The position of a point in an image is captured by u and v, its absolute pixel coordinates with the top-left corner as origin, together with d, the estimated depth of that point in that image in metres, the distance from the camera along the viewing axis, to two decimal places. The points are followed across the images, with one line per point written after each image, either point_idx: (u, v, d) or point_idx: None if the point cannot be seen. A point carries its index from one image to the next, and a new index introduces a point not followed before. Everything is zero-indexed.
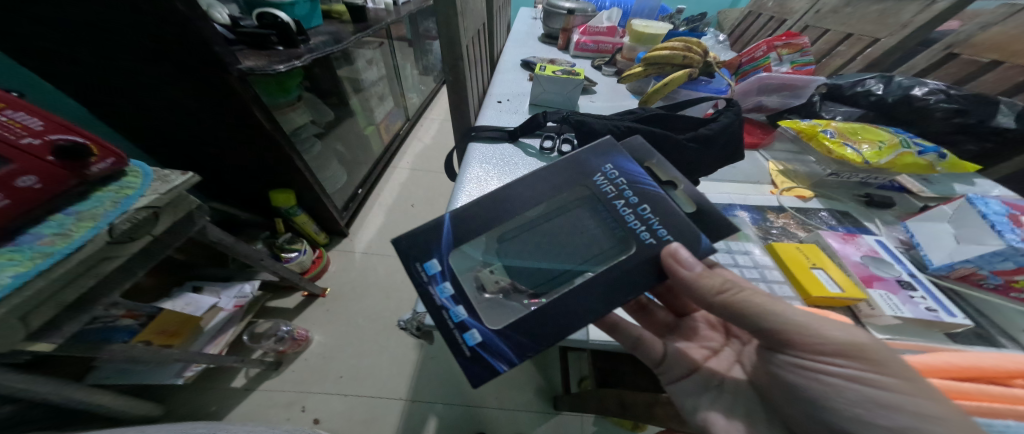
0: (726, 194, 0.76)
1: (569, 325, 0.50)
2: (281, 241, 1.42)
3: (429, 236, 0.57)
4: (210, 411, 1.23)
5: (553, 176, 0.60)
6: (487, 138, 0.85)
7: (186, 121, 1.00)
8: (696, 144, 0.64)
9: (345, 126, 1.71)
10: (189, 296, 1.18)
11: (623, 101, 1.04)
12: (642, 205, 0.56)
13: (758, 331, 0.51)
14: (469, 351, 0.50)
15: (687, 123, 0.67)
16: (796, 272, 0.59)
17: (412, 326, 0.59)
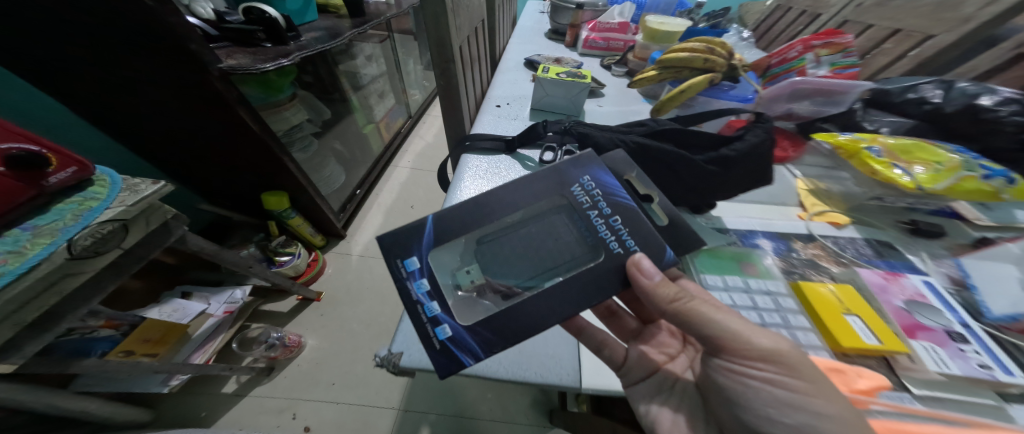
0: (747, 218, 0.67)
1: (536, 325, 0.46)
2: (275, 244, 1.35)
3: (408, 241, 0.51)
4: (202, 417, 1.20)
5: (529, 179, 0.54)
6: (482, 149, 0.77)
7: (167, 122, 0.93)
8: (716, 166, 0.55)
9: (343, 125, 1.65)
10: (176, 302, 1.14)
11: (633, 105, 0.95)
12: (615, 215, 0.51)
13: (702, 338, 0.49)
14: (438, 343, 0.45)
15: (708, 140, 0.58)
16: (825, 318, 0.50)
17: (387, 365, 0.50)
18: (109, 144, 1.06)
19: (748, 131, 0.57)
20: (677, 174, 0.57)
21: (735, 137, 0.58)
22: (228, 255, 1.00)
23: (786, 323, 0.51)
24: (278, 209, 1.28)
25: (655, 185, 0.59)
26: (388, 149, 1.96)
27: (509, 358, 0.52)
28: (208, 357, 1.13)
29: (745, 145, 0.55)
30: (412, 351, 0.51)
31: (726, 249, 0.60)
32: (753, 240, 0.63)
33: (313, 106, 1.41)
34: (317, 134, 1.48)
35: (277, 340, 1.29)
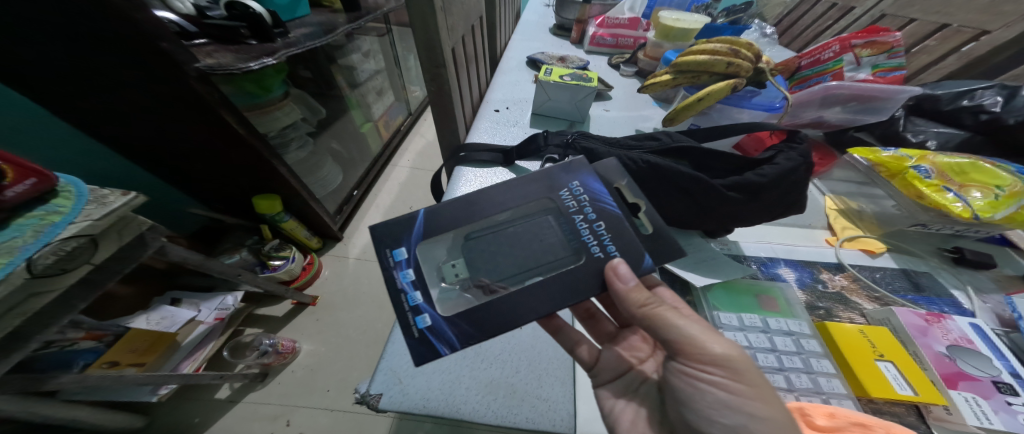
0: (768, 243, 0.60)
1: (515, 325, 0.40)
2: (268, 248, 1.27)
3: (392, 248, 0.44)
4: (195, 423, 1.11)
5: (516, 177, 0.49)
6: (478, 161, 0.70)
7: (149, 128, 0.86)
8: (738, 193, 0.48)
9: (339, 125, 1.59)
10: (162, 308, 1.05)
11: (642, 110, 0.88)
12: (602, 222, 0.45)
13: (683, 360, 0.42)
14: (418, 332, 0.40)
15: (730, 162, 0.51)
16: (853, 363, 0.42)
17: (365, 400, 0.41)
18: (94, 149, 0.96)
19: (778, 153, 0.50)
20: (694, 200, 0.50)
21: (763, 159, 0.50)
22: (215, 265, 0.94)
23: (806, 367, 0.42)
24: (269, 213, 1.19)
25: (667, 210, 0.52)
26: (387, 147, 1.89)
27: (478, 394, 0.42)
28: (197, 366, 1.07)
29: (774, 170, 0.47)
30: (394, 392, 0.41)
31: (736, 281, 0.50)
32: (777, 275, 0.55)
33: (308, 105, 1.35)
34: (312, 133, 1.43)
35: (269, 347, 1.19)
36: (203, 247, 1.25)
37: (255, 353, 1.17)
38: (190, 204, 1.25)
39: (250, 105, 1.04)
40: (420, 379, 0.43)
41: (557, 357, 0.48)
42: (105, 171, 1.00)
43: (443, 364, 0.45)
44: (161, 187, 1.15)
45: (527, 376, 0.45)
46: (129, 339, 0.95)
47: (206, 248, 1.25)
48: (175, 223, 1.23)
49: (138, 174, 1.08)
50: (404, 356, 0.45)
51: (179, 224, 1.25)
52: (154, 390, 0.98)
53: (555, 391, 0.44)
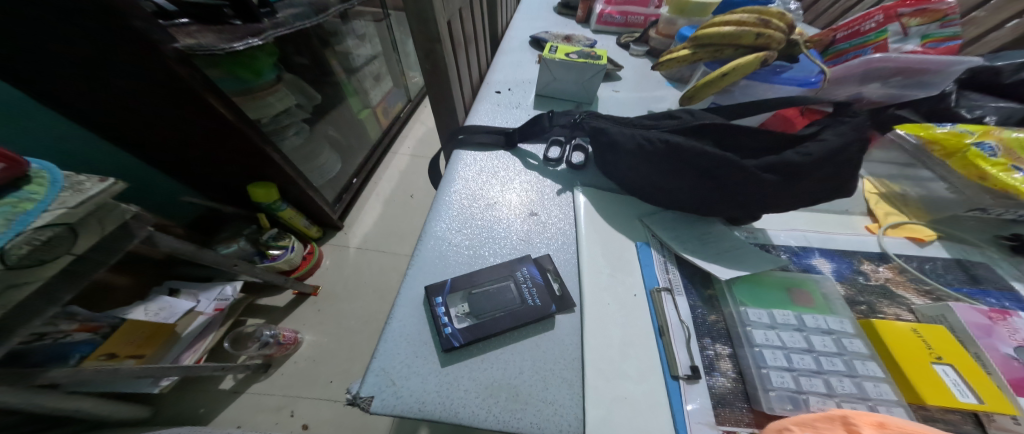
0: (798, 231, 0.46)
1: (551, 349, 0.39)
2: (267, 237, 1.22)
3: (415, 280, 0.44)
4: (200, 414, 1.03)
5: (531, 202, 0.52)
6: (479, 144, 0.65)
7: (135, 119, 0.82)
8: (775, 175, 0.42)
9: (336, 112, 1.54)
10: (164, 300, 1.03)
11: (654, 91, 0.82)
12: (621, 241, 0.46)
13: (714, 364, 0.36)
14: (444, 336, 0.39)
15: (766, 138, 0.43)
16: (901, 363, 0.32)
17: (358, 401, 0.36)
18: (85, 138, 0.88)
19: (825, 127, 0.42)
20: (719, 184, 0.44)
21: (806, 135, 0.43)
22: (211, 255, 0.89)
23: (847, 370, 0.33)
24: (267, 202, 1.14)
25: (687, 197, 0.46)
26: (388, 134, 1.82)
27: (476, 396, 0.37)
28: (200, 357, 1.05)
29: (818, 148, 0.40)
30: (385, 395, 0.36)
31: (756, 274, 0.41)
32: (813, 267, 0.42)
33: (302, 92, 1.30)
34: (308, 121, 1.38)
35: (271, 339, 1.10)
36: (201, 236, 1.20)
37: (256, 344, 1.09)
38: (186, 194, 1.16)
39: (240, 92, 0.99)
40: (414, 379, 0.37)
41: (569, 354, 0.39)
42: (101, 163, 0.93)
43: (430, 364, 0.38)
44: (164, 181, 1.09)
45: (533, 377, 0.38)
46: (129, 330, 0.86)
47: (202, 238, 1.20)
48: (172, 215, 1.15)
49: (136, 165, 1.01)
50: (398, 354, 0.39)
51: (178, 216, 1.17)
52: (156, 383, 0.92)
53: (564, 394, 0.36)
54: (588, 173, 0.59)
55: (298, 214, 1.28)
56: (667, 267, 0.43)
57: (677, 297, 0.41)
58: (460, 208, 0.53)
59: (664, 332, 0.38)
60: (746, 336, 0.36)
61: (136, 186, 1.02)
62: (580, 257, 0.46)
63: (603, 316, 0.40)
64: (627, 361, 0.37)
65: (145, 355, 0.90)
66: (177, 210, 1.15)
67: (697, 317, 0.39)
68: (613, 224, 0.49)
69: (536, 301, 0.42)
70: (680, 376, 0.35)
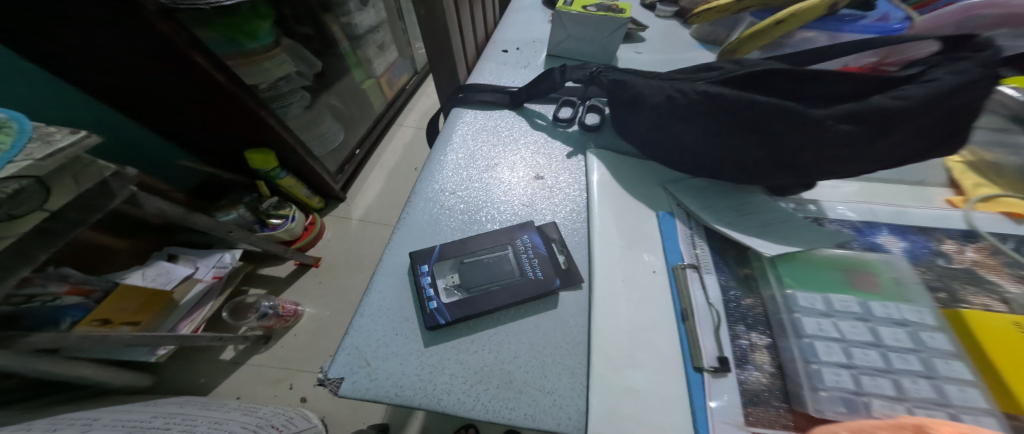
0: (865, 204, 0.39)
1: (551, 336, 0.34)
2: (268, 206, 1.18)
3: (408, 249, 0.39)
4: (200, 384, 1.03)
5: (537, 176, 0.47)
6: (481, 103, 0.60)
7: (116, 74, 0.76)
8: (853, 126, 0.33)
9: (338, 83, 1.46)
10: (162, 265, 0.98)
11: (684, 53, 0.72)
12: (640, 221, 0.40)
13: (754, 358, 0.29)
14: (429, 311, 0.34)
15: (836, 84, 0.35)
16: (1001, 365, 0.25)
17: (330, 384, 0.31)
18: (72, 94, 0.81)
19: (934, 67, 0.33)
20: (770, 142, 0.36)
21: (901, 79, 0.34)
22: (206, 222, 0.85)
23: (926, 370, 0.26)
24: (265, 169, 1.08)
25: (724, 159, 0.39)
26: (393, 104, 1.73)
27: (462, 382, 0.31)
28: (196, 327, 0.99)
29: (920, 92, 0.31)
30: (357, 377, 0.31)
31: (807, 253, 0.34)
32: (879, 246, 0.35)
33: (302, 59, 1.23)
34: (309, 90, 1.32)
35: (270, 310, 1.07)
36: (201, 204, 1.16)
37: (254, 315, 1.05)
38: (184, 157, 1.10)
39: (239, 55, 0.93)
40: (392, 361, 0.32)
41: (572, 339, 0.34)
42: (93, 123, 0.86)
43: (411, 343, 0.33)
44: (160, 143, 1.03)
45: (530, 363, 0.32)
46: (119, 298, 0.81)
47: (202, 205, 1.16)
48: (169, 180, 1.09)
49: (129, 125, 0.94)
50: (375, 330, 0.33)
51: (175, 181, 1.11)
52: (154, 349, 0.87)
53: (565, 384, 0.31)
54: (604, 135, 0.53)
55: (299, 183, 1.23)
56: (694, 241, 0.37)
57: (705, 276, 0.34)
58: (456, 170, 0.47)
59: (688, 316, 0.32)
60: (791, 324, 0.30)
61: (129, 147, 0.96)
62: (591, 227, 0.40)
63: (615, 294, 0.34)
64: (642, 348, 0.31)
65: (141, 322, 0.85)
66: (174, 174, 1.10)
67: (728, 299, 0.32)
68: (631, 192, 0.43)
69: (538, 274, 0.37)
70: (704, 368, 0.29)
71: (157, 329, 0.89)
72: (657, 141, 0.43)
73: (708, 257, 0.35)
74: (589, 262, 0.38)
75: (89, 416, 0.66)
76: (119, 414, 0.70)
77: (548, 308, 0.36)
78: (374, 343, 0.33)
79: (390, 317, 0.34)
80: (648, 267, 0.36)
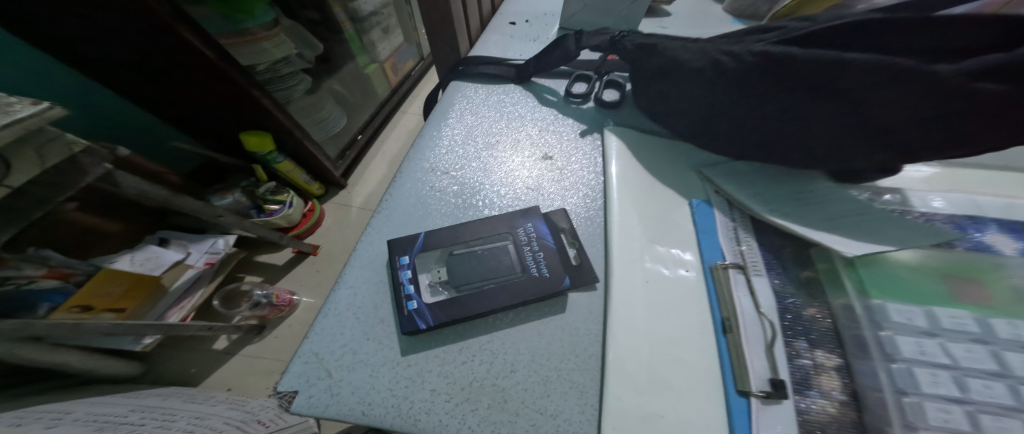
0: (966, 196, 0.30)
1: (559, 346, 0.27)
2: (264, 190, 0.98)
3: (391, 235, 0.33)
4: (191, 374, 0.87)
5: (545, 158, 0.41)
6: (483, 77, 0.54)
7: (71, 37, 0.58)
8: (993, 84, 0.24)
9: (345, 68, 1.26)
10: (151, 248, 0.78)
11: (714, 27, 0.65)
12: (669, 212, 0.33)
13: (828, 384, 0.22)
14: (406, 313, 0.28)
15: (948, 33, 0.26)
16: None
17: (284, 400, 0.25)
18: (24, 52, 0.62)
19: None
20: (835, 111, 0.29)
21: None
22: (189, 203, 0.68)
23: None
24: (262, 153, 0.89)
25: (768, 133, 0.33)
26: (404, 84, 1.48)
27: (444, 400, 0.25)
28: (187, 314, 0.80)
29: None
30: (315, 391, 0.25)
31: (896, 255, 0.26)
32: (988, 246, 0.27)
33: (300, 37, 1.04)
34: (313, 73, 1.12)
35: (264, 299, 0.88)
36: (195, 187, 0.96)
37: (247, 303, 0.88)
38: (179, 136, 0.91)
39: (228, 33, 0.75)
40: (357, 371, 0.26)
41: (581, 350, 0.27)
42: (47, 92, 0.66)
43: (383, 350, 0.27)
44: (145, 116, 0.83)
45: (528, 379, 0.26)
46: (103, 280, 0.66)
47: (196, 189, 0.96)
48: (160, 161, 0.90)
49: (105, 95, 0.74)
50: (341, 334, 0.28)
51: (171, 164, 0.92)
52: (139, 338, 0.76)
53: (570, 406, 0.25)
54: (624, 112, 0.48)
55: (300, 166, 1.03)
56: (740, 237, 0.30)
57: (754, 278, 0.27)
58: (452, 148, 0.42)
59: (731, 327, 0.25)
60: (877, 342, 0.22)
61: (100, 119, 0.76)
62: (608, 216, 0.33)
63: (633, 298, 0.28)
64: (669, 365, 0.24)
65: (127, 310, 0.69)
66: (169, 154, 0.91)
67: (784, 307, 0.25)
68: (658, 178, 0.37)
69: (542, 271, 0.30)
70: (751, 392, 0.22)
71: (144, 318, 0.72)
72: (690, 115, 0.38)
73: (761, 254, 0.28)
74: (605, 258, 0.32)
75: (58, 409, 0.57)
76: (95, 408, 0.61)
77: (555, 315, 0.29)
78: (340, 350, 0.27)
79: (364, 317, 0.29)
80: (680, 265, 0.29)
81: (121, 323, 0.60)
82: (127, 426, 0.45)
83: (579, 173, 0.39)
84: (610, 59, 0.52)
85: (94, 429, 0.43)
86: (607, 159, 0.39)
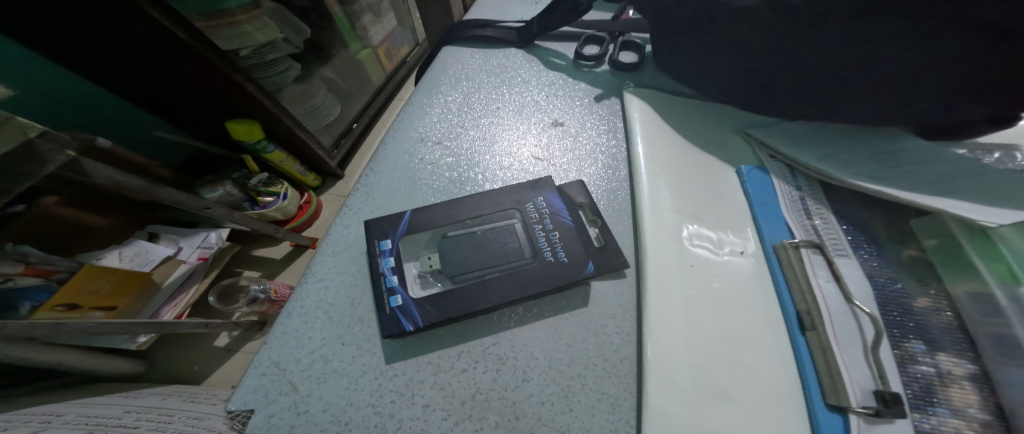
0: None
1: (587, 351, 0.22)
2: (257, 181, 0.75)
3: (378, 214, 0.28)
4: (194, 372, 0.69)
5: (554, 124, 0.35)
6: (480, 41, 0.47)
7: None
8: None
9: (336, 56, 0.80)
10: (141, 242, 0.63)
11: None
12: (712, 185, 0.27)
13: (962, 403, 0.16)
14: (389, 312, 0.22)
15: None
16: None
17: (237, 419, 0.20)
18: None
19: None
20: (903, 51, 0.24)
21: None
22: (169, 193, 0.48)
23: None
24: (250, 141, 0.63)
25: (827, 84, 0.28)
26: (405, 72, 0.90)
27: (440, 418, 0.20)
28: (184, 312, 0.64)
29: None
30: (276, 408, 0.20)
31: None
32: None
33: (284, 19, 0.64)
34: (295, 58, 0.71)
35: (261, 294, 0.70)
36: (187, 181, 0.74)
37: (243, 299, 0.69)
38: (161, 124, 0.65)
39: (205, 15, 0.47)
40: (329, 383, 0.21)
41: (609, 353, 0.22)
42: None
43: (362, 357, 0.22)
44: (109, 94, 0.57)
45: (544, 390, 0.21)
46: (87, 278, 0.48)
47: (189, 182, 0.74)
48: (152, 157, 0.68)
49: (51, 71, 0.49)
50: (308, 339, 0.23)
51: (154, 157, 0.68)
52: (137, 336, 0.59)
53: (599, 424, 0.19)
54: (644, 75, 0.41)
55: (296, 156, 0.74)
56: (811, 209, 0.24)
57: (837, 259, 0.21)
58: (445, 116, 0.36)
59: (813, 324, 0.19)
60: None
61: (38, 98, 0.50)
62: (636, 189, 0.27)
63: (674, 289, 0.22)
64: (728, 371, 0.19)
65: (117, 308, 0.53)
66: (147, 147, 0.66)
67: (886, 298, 0.19)
68: (699, 147, 0.31)
69: (559, 255, 0.24)
70: (850, 408, 0.16)
71: (137, 316, 0.57)
72: (730, 71, 0.32)
73: (843, 229, 0.23)
74: (635, 239, 0.26)
75: (52, 412, 0.38)
76: (93, 409, 0.40)
77: (579, 314, 0.23)
78: (313, 358, 0.22)
79: (342, 317, 0.23)
80: (730, 247, 0.24)
81: (113, 320, 0.47)
82: (119, 428, 0.30)
83: (596, 139, 0.34)
84: (624, 18, 0.46)
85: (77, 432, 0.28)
86: (628, 123, 0.33)
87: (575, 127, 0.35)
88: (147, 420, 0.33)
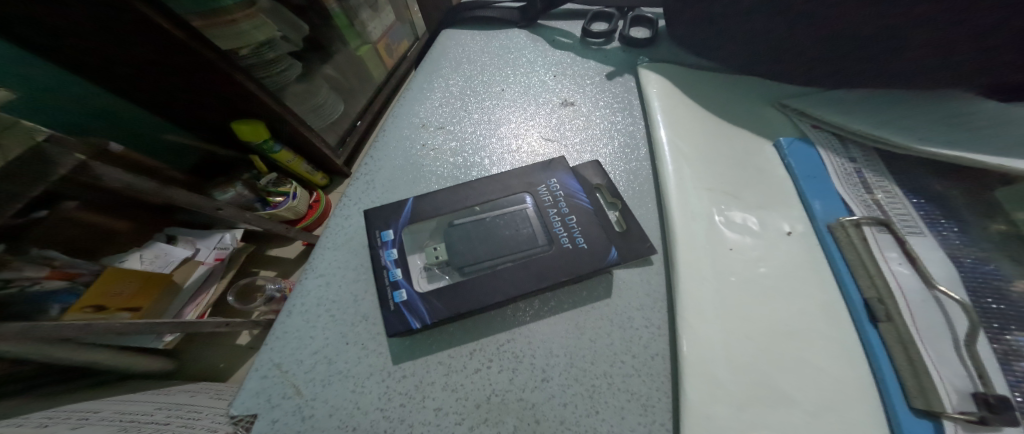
0: None
1: (616, 346, 0.19)
2: (267, 181, 0.75)
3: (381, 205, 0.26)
4: (219, 370, 0.69)
5: (564, 104, 0.33)
6: (480, 22, 0.44)
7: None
8: None
9: (337, 54, 0.77)
10: (160, 244, 0.63)
11: None
12: (751, 161, 0.25)
13: None
14: (393, 309, 0.21)
15: None
16: None
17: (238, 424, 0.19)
18: None
19: None
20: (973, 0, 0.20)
21: None
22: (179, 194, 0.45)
23: None
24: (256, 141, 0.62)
25: (876, 45, 0.24)
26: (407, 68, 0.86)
27: (455, 423, 0.18)
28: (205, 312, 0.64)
29: None
30: (280, 413, 0.19)
31: None
32: None
33: (280, 16, 0.61)
34: (295, 56, 0.68)
35: (277, 292, 0.70)
36: (198, 182, 0.74)
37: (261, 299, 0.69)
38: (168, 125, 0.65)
39: (200, 14, 0.45)
40: (334, 386, 0.19)
41: (638, 349, 0.19)
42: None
43: (368, 358, 0.20)
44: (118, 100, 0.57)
45: (566, 390, 0.18)
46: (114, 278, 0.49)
47: (200, 184, 0.75)
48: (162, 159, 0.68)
49: (54, 73, 0.48)
50: (311, 339, 0.21)
51: (163, 159, 0.68)
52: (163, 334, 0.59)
53: (630, 426, 0.17)
54: (659, 49, 0.38)
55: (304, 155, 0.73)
56: (869, 182, 0.22)
57: (907, 238, 0.18)
58: (446, 100, 0.34)
59: (886, 314, 0.16)
60: None
61: (45, 104, 0.50)
62: (662, 167, 0.25)
63: (712, 276, 0.19)
64: (782, 368, 0.16)
65: (142, 308, 0.53)
66: (155, 150, 0.66)
67: (976, 282, 0.16)
68: (728, 119, 0.28)
69: (577, 241, 0.22)
70: (944, 414, 0.14)
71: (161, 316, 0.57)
72: (761, 35, 0.28)
73: (914, 205, 0.20)
74: (662, 223, 0.24)
75: (86, 408, 0.36)
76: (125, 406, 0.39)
77: (602, 308, 0.21)
78: (320, 358, 0.20)
79: (348, 314, 0.22)
80: (772, 230, 0.21)
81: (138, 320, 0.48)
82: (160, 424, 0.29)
83: (610, 118, 0.31)
84: None
85: (115, 430, 0.27)
86: (645, 100, 0.31)
87: (586, 105, 0.32)
88: (175, 418, 0.32)
